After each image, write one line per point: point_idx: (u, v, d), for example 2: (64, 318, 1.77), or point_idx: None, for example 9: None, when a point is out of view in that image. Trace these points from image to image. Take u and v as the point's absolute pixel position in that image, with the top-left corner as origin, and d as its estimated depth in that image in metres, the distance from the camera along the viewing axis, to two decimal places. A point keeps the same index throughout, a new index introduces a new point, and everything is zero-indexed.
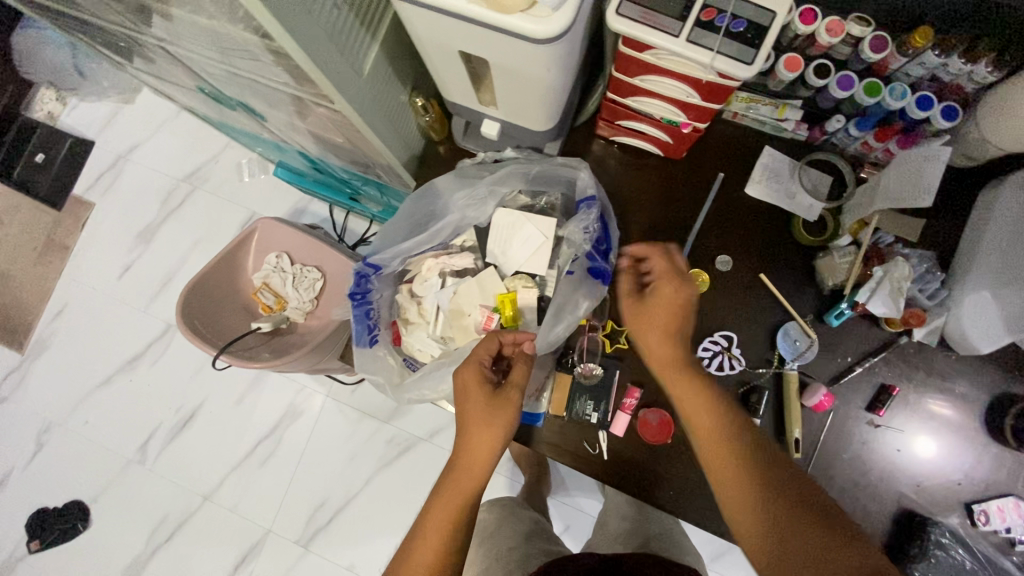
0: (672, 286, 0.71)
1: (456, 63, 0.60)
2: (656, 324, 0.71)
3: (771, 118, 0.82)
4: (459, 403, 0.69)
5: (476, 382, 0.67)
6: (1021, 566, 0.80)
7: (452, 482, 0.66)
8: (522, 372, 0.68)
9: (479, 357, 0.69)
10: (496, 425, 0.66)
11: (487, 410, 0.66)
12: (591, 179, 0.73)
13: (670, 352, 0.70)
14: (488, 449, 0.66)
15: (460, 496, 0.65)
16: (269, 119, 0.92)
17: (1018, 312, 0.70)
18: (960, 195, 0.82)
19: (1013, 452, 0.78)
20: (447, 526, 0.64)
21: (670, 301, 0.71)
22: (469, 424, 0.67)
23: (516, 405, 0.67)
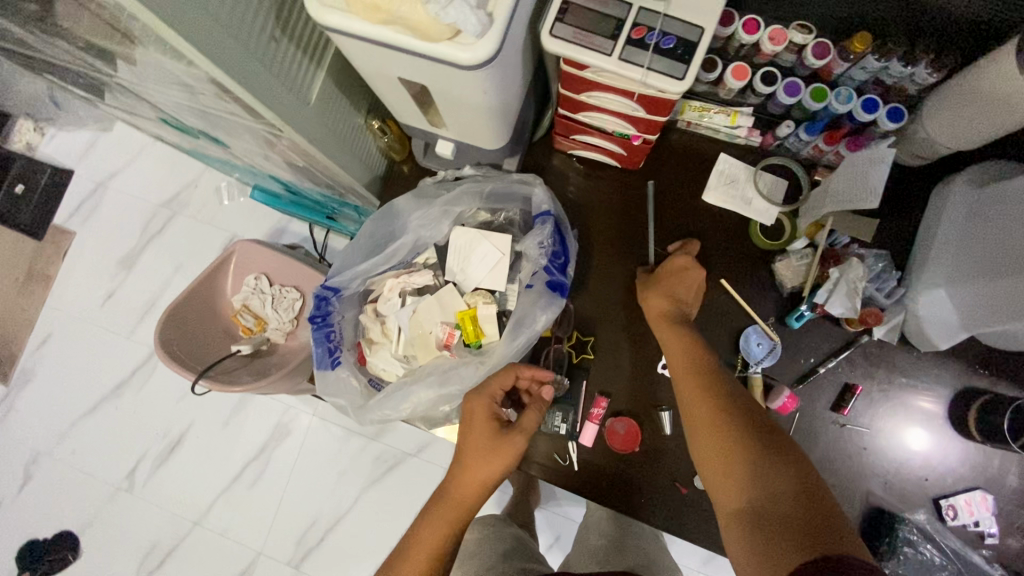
0: (683, 262, 0.81)
1: (400, 87, 0.62)
2: (660, 284, 0.79)
3: (724, 126, 0.83)
4: (463, 430, 0.69)
5: (486, 413, 0.68)
6: (991, 559, 0.78)
7: (441, 511, 0.67)
8: (534, 420, 0.69)
9: (491, 393, 0.69)
10: (494, 466, 0.67)
11: (490, 448, 0.67)
12: (545, 194, 0.75)
13: (664, 309, 0.78)
14: (483, 483, 0.67)
15: (447, 525, 0.67)
16: (233, 147, 0.93)
17: (972, 309, 0.71)
18: (914, 194, 0.84)
19: (976, 444, 0.79)
20: (431, 554, 0.65)
21: (679, 272, 0.80)
22: (468, 456, 0.68)
23: (518, 450, 0.67)
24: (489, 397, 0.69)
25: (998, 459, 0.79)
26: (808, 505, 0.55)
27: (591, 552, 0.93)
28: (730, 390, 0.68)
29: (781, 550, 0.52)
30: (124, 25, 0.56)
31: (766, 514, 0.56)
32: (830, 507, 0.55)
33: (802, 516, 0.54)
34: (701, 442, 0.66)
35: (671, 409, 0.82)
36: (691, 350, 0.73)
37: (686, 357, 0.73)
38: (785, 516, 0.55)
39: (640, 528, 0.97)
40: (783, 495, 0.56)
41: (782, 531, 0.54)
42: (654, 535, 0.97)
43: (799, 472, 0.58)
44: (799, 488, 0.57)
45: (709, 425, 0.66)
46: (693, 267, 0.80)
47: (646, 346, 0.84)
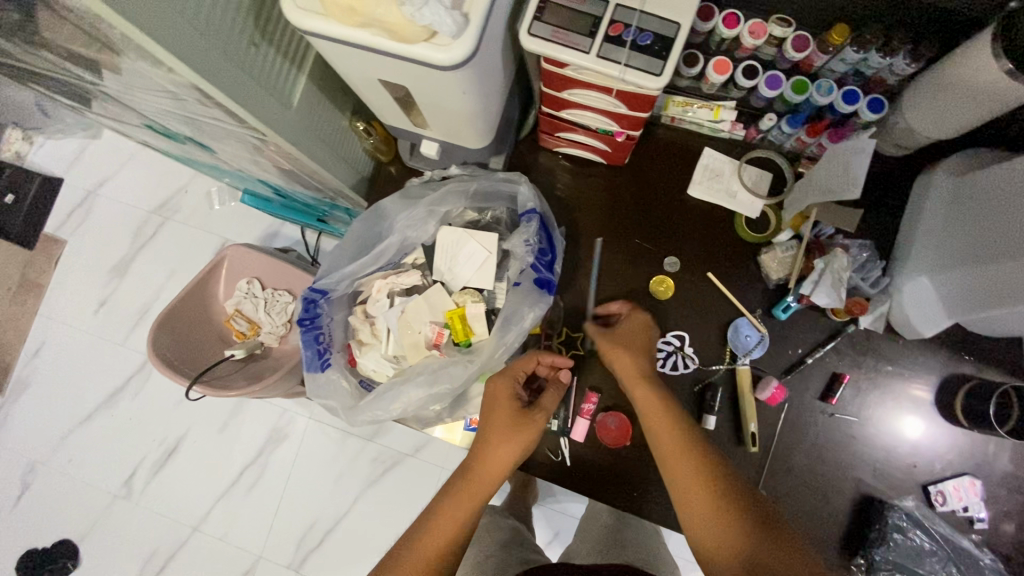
0: (640, 319, 0.79)
1: (380, 87, 0.62)
2: (627, 343, 0.76)
3: (707, 120, 0.83)
4: (487, 410, 0.71)
5: (510, 395, 0.70)
6: (980, 543, 0.79)
7: (462, 487, 0.67)
8: (554, 399, 0.72)
9: (514, 374, 0.72)
10: (517, 442, 0.68)
11: (514, 425, 0.68)
12: (530, 192, 0.75)
13: (634, 366, 0.74)
14: (505, 463, 0.68)
15: (469, 500, 0.66)
16: (220, 151, 0.93)
17: (956, 295, 0.72)
18: (897, 183, 0.84)
19: (964, 431, 0.80)
20: (452, 531, 0.64)
21: (639, 328, 0.78)
22: (490, 435, 0.69)
23: (539, 429, 0.69)
24: (512, 377, 0.71)
25: (987, 443, 0.80)
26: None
27: (588, 545, 0.93)
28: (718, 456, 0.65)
29: None
30: (103, 33, 0.56)
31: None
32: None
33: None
34: (696, 525, 0.61)
35: None
36: (674, 417, 0.68)
37: (669, 422, 0.68)
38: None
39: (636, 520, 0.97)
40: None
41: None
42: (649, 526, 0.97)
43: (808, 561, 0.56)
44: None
45: (707, 505, 0.61)
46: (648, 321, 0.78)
47: None
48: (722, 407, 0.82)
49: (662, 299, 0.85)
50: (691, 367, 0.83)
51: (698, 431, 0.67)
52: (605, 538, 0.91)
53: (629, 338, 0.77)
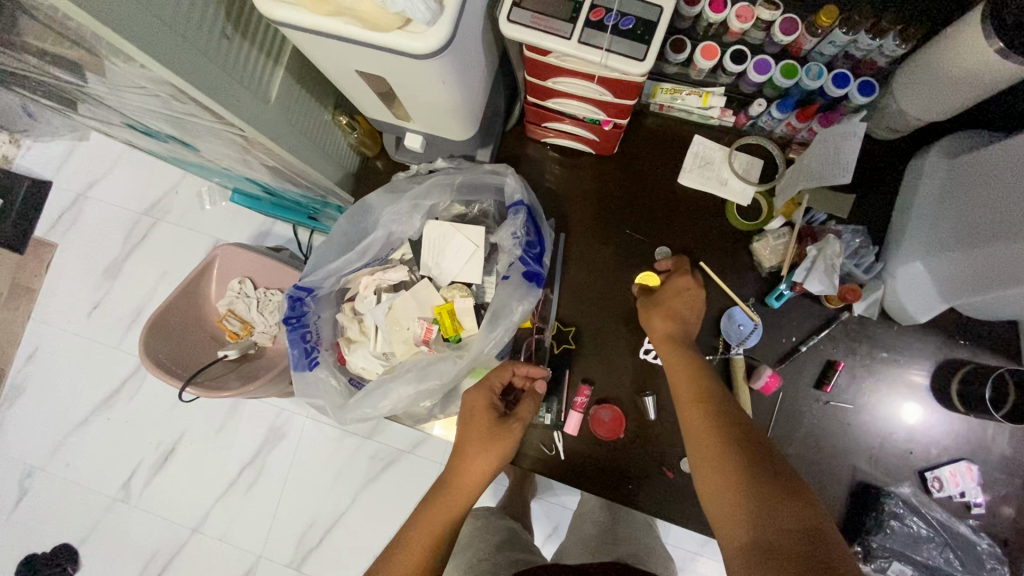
0: (684, 282, 0.78)
1: (359, 79, 0.61)
2: (659, 306, 0.77)
3: (696, 108, 0.82)
4: (464, 421, 0.71)
5: (485, 406, 0.70)
6: (977, 529, 0.78)
7: (440, 501, 0.67)
8: (530, 409, 0.70)
9: (490, 385, 0.71)
10: (492, 453, 0.68)
11: (489, 436, 0.68)
12: (517, 183, 0.74)
13: (664, 329, 0.75)
14: (479, 476, 0.68)
15: (448, 513, 0.66)
16: (203, 150, 0.92)
17: (949, 279, 0.71)
18: (889, 167, 0.83)
19: (961, 415, 0.79)
20: (429, 543, 0.64)
21: (679, 292, 0.77)
22: (467, 447, 0.69)
23: (514, 439, 0.68)
24: (489, 388, 0.71)
25: (984, 428, 0.79)
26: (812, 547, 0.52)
27: (583, 540, 0.92)
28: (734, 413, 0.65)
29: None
30: (74, 29, 0.55)
31: (766, 549, 0.53)
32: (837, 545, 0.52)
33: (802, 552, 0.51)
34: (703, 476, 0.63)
35: (655, 394, 0.81)
36: (697, 376, 0.70)
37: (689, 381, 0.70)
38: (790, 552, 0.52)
39: (631, 514, 0.96)
40: (786, 532, 0.53)
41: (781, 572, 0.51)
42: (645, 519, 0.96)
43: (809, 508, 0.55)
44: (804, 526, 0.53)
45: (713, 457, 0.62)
46: (693, 287, 0.77)
47: (626, 332, 0.84)
48: None
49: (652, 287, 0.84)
50: None
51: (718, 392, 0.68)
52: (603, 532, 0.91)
53: (668, 302, 0.77)
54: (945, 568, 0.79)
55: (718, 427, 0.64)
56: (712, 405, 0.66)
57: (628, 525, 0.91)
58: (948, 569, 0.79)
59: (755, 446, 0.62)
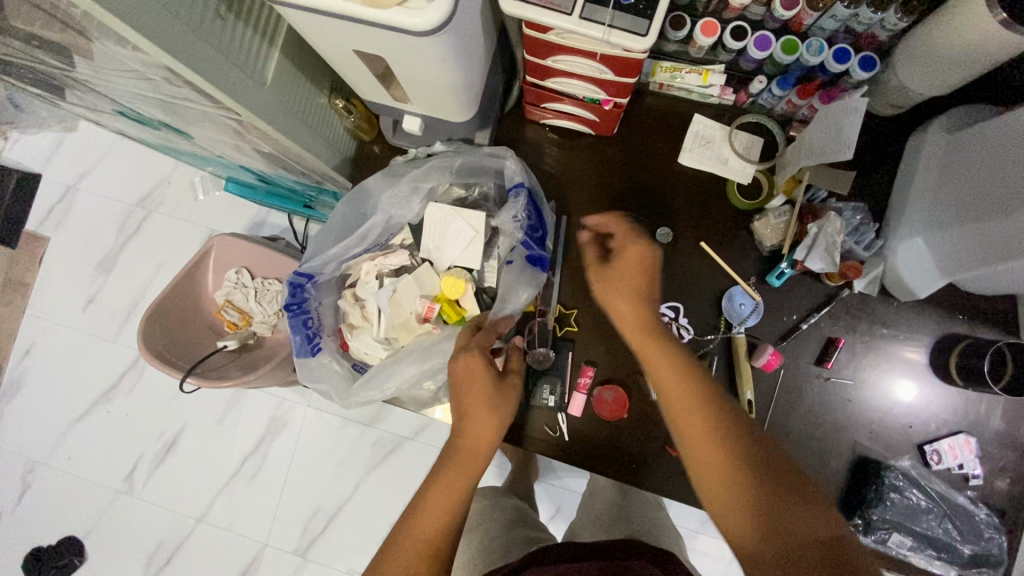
0: (635, 248, 0.72)
1: (357, 60, 0.60)
2: (624, 287, 0.71)
3: (697, 85, 0.82)
4: (460, 386, 0.67)
5: (483, 367, 0.67)
6: (975, 499, 0.79)
7: (453, 468, 0.66)
8: (519, 362, 0.72)
9: (481, 345, 0.69)
10: (502, 412, 0.67)
11: (492, 397, 0.67)
12: (517, 165, 0.73)
13: (638, 314, 0.70)
14: (490, 436, 0.66)
15: (462, 478, 0.65)
16: (197, 137, 0.90)
17: (949, 254, 0.71)
18: (889, 144, 0.83)
19: (959, 389, 0.80)
20: (445, 511, 0.64)
21: (631, 263, 0.71)
22: (473, 411, 0.67)
23: (517, 392, 0.69)
24: (480, 348, 0.69)
25: (980, 402, 0.80)
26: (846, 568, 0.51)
27: (591, 517, 0.93)
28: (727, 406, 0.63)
29: None
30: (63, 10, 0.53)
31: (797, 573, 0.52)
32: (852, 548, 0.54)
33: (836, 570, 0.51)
34: (704, 479, 0.60)
35: None
36: (682, 367, 0.65)
37: (675, 372, 0.65)
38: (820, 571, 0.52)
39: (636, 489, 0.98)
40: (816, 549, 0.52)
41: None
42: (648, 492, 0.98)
43: (830, 519, 0.55)
44: (829, 538, 0.53)
45: (717, 461, 0.59)
46: (649, 254, 0.72)
47: None
48: (718, 376, 0.82)
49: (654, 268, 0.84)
50: (685, 337, 0.82)
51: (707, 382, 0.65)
52: (609, 511, 0.92)
53: (634, 279, 0.71)
54: (943, 538, 0.80)
55: (719, 429, 0.61)
56: (717, 403, 0.63)
57: (636, 501, 0.93)
58: (947, 539, 0.80)
59: (765, 456, 0.59)
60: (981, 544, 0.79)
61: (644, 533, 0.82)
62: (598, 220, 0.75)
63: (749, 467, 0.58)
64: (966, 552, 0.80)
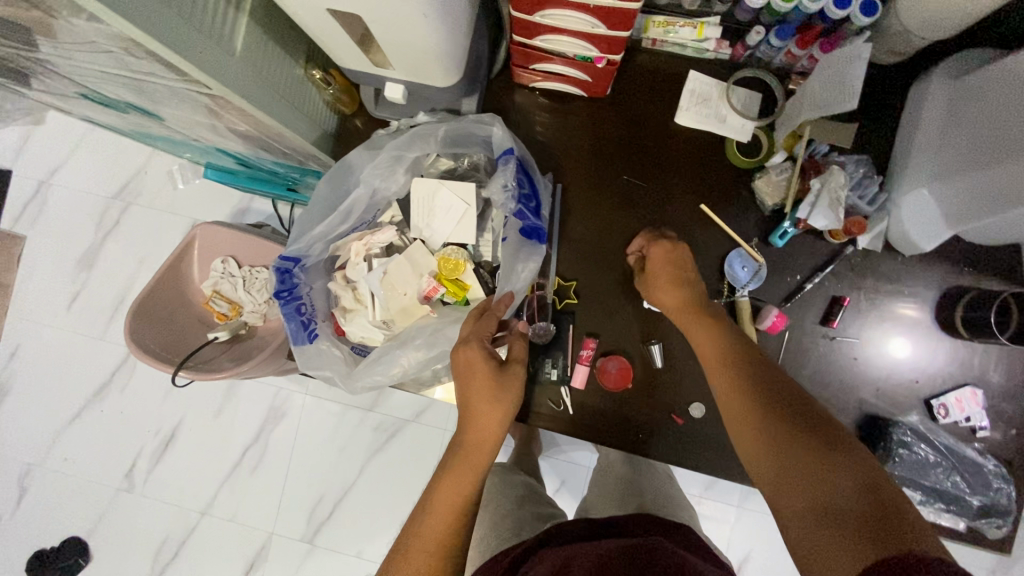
0: (665, 246, 0.75)
1: (334, 23, 0.55)
2: (661, 276, 0.74)
3: (691, 40, 0.78)
4: (463, 380, 0.66)
5: (482, 361, 0.64)
6: (984, 451, 0.78)
7: (460, 463, 0.65)
8: (523, 348, 0.69)
9: (480, 335, 0.65)
10: (506, 403, 0.65)
11: (496, 391, 0.65)
12: (506, 132, 0.69)
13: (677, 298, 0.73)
14: (497, 428, 0.65)
15: (471, 473, 0.64)
16: (169, 119, 0.85)
17: (955, 204, 0.69)
18: (890, 95, 0.80)
19: (964, 342, 0.79)
20: (457, 503, 0.63)
21: (669, 258, 0.75)
22: (478, 405, 0.65)
23: (521, 380, 0.67)
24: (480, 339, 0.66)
25: (987, 354, 0.79)
26: (885, 512, 0.48)
27: (601, 490, 0.92)
28: (759, 372, 0.63)
29: (856, 557, 0.46)
30: None
31: (829, 519, 0.50)
32: (901, 499, 0.49)
33: (870, 519, 0.48)
34: (744, 447, 0.60)
35: (662, 342, 0.80)
36: (718, 341, 0.67)
37: (714, 348, 0.67)
38: (854, 516, 0.49)
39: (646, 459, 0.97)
40: (850, 501, 0.50)
41: (847, 549, 0.47)
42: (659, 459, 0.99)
43: (868, 472, 0.51)
44: (866, 489, 0.50)
45: (750, 425, 0.60)
46: (673, 247, 0.75)
47: (630, 283, 0.82)
48: None
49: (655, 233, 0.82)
50: None
51: (742, 352, 0.65)
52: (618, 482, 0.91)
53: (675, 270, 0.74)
54: (952, 491, 0.80)
55: (750, 392, 0.61)
56: (747, 371, 0.63)
57: (646, 471, 0.92)
58: (955, 492, 0.80)
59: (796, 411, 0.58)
60: (989, 495, 0.78)
61: (657, 506, 0.81)
62: (637, 240, 0.80)
63: (776, 425, 0.58)
64: (975, 505, 0.79)
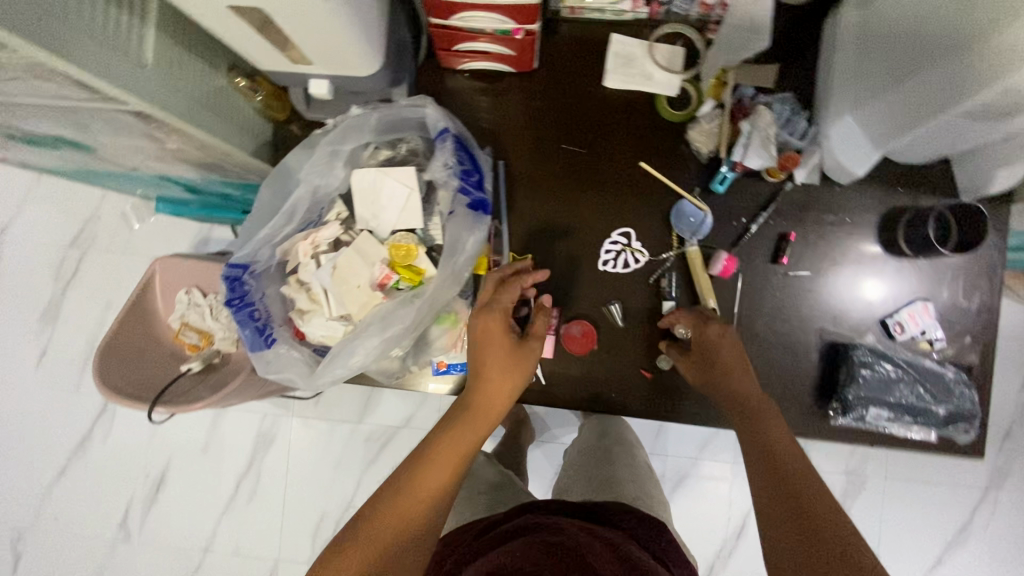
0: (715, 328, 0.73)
1: (241, 24, 0.56)
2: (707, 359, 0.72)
3: (607, 4, 0.79)
4: (480, 347, 0.72)
5: (502, 331, 0.72)
6: (942, 362, 0.81)
7: (465, 422, 0.70)
8: (543, 323, 0.75)
9: (505, 308, 0.73)
10: (518, 374, 0.72)
11: (511, 360, 0.72)
12: (438, 111, 0.69)
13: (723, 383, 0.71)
14: (510, 394, 0.72)
15: (475, 432, 0.69)
16: (100, 149, 0.84)
17: (879, 126, 0.72)
18: (806, 32, 0.83)
19: (910, 259, 0.82)
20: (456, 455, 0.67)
21: (716, 341, 0.72)
22: (491, 369, 0.71)
23: (536, 354, 0.73)
24: (503, 311, 0.73)
25: (932, 268, 0.82)
26: None
27: (580, 477, 0.95)
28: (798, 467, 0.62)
29: None
30: None
31: None
32: None
33: None
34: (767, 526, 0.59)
35: (620, 302, 0.82)
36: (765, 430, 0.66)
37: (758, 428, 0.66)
38: None
39: (620, 445, 1.01)
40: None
41: None
42: (637, 448, 1.03)
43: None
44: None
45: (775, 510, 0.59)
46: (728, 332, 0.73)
47: (582, 248, 0.83)
48: (678, 291, 0.82)
49: (601, 197, 0.83)
50: (641, 261, 0.82)
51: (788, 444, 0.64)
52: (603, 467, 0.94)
53: (704, 354, 0.73)
54: (919, 403, 0.79)
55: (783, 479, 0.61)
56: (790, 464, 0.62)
57: (620, 458, 0.96)
58: (922, 404, 0.79)
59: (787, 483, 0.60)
60: (955, 403, 0.79)
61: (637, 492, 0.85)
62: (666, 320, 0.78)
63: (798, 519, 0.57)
64: (942, 413, 0.79)
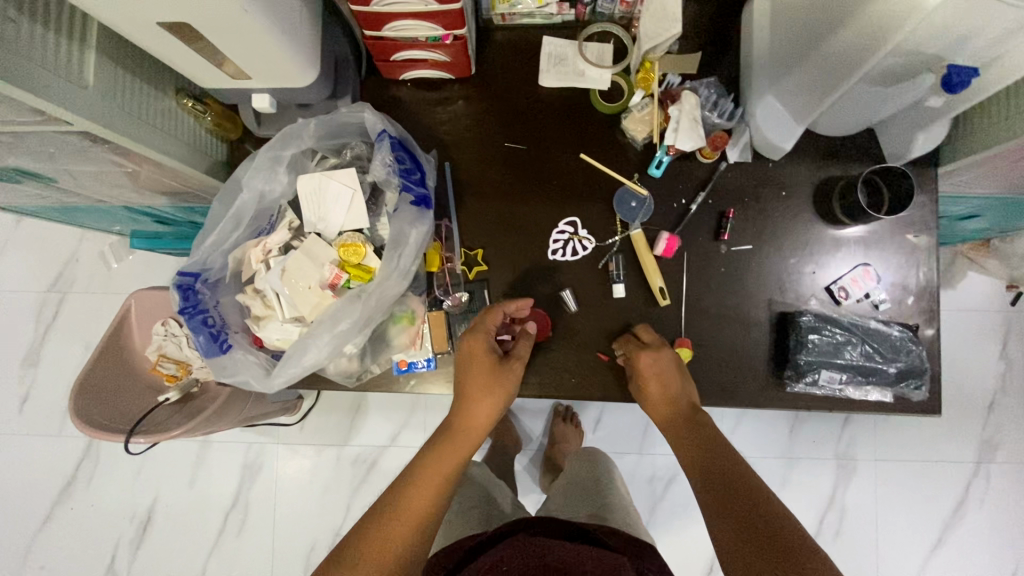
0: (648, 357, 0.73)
1: (174, 40, 0.59)
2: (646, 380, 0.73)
3: (535, 9, 0.84)
4: (464, 368, 0.75)
5: (485, 351, 0.74)
6: (889, 322, 0.83)
7: (447, 442, 0.72)
8: (526, 346, 0.77)
9: (486, 330, 0.75)
10: (499, 394, 0.74)
11: (492, 379, 0.73)
12: (375, 114, 0.73)
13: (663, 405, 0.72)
14: (489, 415, 0.74)
15: (456, 454, 0.72)
16: (61, 180, 0.87)
17: (797, 100, 0.76)
18: (726, 21, 0.88)
19: (846, 226, 0.85)
20: (440, 480, 0.70)
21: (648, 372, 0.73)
22: (472, 389, 0.74)
23: (518, 375, 0.75)
24: (485, 331, 0.75)
25: (870, 233, 0.85)
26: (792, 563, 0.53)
27: (570, 505, 0.98)
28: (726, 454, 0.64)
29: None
30: None
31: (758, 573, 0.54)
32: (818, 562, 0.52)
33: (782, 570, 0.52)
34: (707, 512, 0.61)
35: (572, 288, 0.84)
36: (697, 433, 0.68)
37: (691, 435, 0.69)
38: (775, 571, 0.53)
39: (608, 479, 1.04)
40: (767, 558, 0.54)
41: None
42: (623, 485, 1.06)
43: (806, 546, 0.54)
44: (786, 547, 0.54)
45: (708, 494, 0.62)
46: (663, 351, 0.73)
47: (530, 240, 0.86)
48: (626, 273, 0.84)
49: (546, 191, 0.87)
50: (589, 248, 0.85)
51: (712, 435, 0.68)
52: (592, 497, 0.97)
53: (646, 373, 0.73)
54: (868, 363, 0.81)
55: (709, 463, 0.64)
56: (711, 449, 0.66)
57: (605, 490, 1.00)
58: (871, 363, 0.81)
59: (734, 488, 0.60)
60: (904, 360, 0.81)
61: (621, 521, 0.88)
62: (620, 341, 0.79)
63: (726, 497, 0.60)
64: (892, 371, 0.81)
